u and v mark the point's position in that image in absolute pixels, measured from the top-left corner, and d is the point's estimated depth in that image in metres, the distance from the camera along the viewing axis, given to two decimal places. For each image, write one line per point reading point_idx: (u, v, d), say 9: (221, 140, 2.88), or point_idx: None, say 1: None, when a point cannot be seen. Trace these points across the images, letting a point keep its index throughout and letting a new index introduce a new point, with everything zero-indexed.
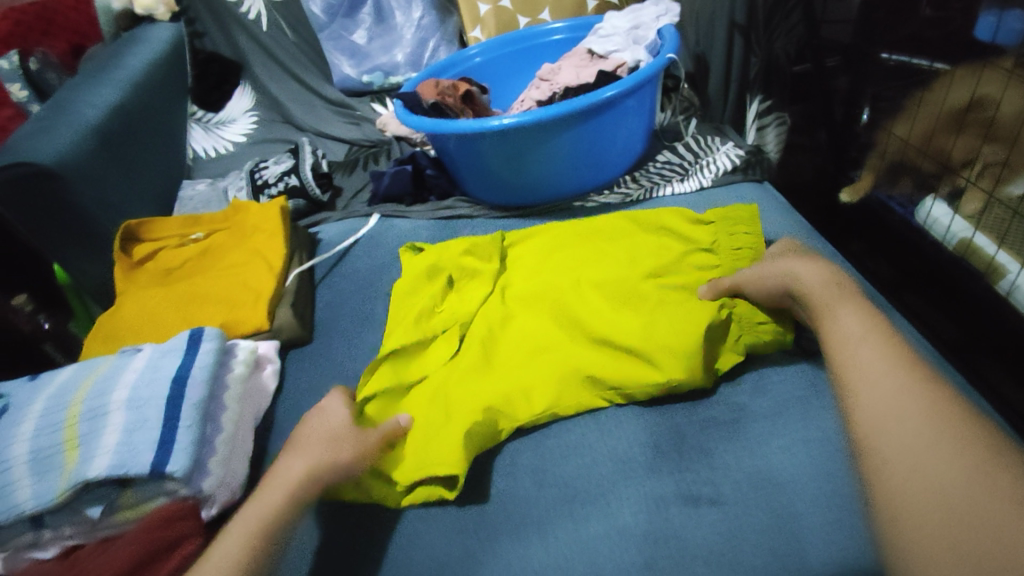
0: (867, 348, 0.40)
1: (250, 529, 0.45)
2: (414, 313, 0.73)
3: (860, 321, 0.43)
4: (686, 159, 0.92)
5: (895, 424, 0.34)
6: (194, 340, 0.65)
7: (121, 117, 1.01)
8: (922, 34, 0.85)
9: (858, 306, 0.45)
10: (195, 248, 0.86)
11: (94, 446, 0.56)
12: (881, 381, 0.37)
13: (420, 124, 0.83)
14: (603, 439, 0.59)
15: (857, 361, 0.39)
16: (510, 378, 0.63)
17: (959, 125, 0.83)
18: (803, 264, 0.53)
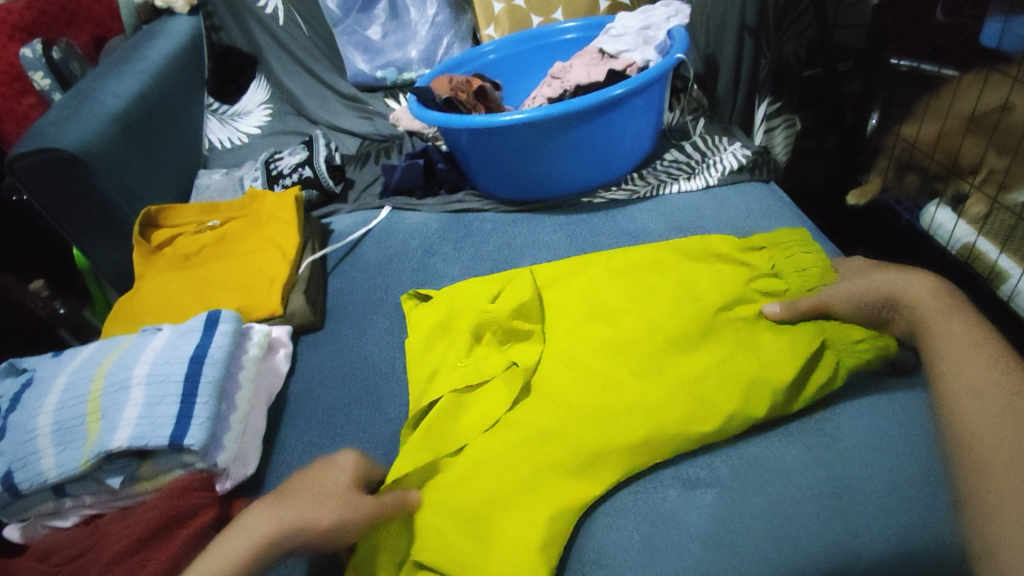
0: (977, 354, 0.48)
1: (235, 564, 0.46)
2: (442, 373, 0.67)
3: (967, 329, 0.50)
4: (692, 158, 0.94)
5: (999, 427, 0.43)
6: (211, 322, 0.67)
7: (142, 107, 1.03)
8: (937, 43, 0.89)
9: (969, 315, 0.51)
10: (210, 235, 0.88)
11: (115, 419, 0.58)
12: (991, 388, 0.45)
13: (434, 118, 0.85)
14: (663, 488, 0.56)
15: (971, 368, 0.47)
16: (581, 417, 0.59)
17: (964, 130, 0.85)
18: (909, 276, 0.58)
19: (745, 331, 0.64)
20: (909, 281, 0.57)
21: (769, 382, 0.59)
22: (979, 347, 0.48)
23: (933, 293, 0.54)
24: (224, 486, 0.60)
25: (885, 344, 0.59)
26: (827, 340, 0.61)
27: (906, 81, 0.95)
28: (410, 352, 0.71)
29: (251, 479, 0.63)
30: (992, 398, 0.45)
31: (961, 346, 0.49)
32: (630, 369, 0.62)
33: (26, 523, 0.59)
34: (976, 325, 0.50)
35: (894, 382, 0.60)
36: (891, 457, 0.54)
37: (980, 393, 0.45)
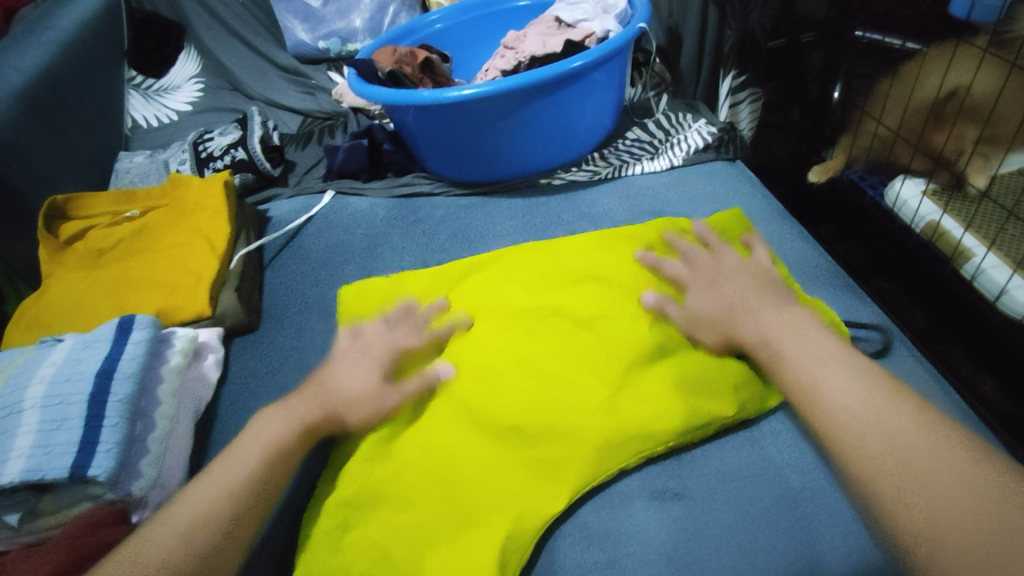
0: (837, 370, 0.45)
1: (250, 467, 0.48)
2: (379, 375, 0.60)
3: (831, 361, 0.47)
4: (657, 136, 0.88)
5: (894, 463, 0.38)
6: (124, 329, 0.59)
7: (48, 82, 0.92)
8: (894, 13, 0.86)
9: (828, 350, 0.48)
10: (128, 227, 0.78)
11: (5, 449, 0.50)
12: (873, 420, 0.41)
13: (376, 94, 0.77)
14: (627, 503, 0.51)
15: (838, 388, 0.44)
16: (530, 424, 0.54)
17: (932, 115, 0.84)
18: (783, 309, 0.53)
19: None
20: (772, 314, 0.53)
21: (723, 375, 0.55)
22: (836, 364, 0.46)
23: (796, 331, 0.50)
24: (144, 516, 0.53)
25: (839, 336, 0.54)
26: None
27: (870, 53, 0.91)
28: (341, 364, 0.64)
29: None
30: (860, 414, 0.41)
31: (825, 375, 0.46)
32: (578, 372, 0.58)
33: None
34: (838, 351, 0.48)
35: None
36: None
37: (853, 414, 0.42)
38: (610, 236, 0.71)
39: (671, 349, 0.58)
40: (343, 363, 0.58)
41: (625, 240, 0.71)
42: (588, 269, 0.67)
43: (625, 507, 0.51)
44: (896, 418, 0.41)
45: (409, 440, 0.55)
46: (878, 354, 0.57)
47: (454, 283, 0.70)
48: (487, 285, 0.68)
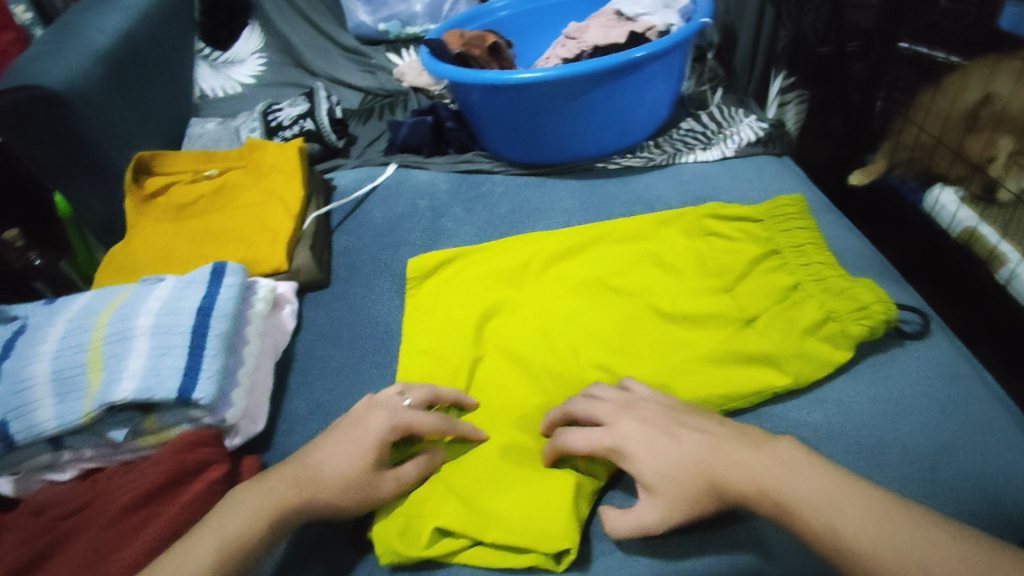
0: (755, 457, 0.43)
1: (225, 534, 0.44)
2: (450, 342, 0.65)
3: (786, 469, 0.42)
4: (709, 128, 0.92)
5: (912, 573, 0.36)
6: (217, 274, 0.64)
7: (129, 47, 0.96)
8: (941, 25, 0.88)
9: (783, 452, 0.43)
10: (208, 185, 0.84)
11: (117, 370, 0.56)
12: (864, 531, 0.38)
13: (446, 73, 0.81)
14: None
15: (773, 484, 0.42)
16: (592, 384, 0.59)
17: (969, 124, 0.86)
18: (692, 445, 0.45)
19: (749, 305, 0.62)
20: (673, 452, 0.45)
21: (776, 354, 0.58)
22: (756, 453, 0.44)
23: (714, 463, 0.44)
24: (233, 442, 0.59)
25: (890, 315, 0.56)
26: (830, 314, 0.58)
27: (908, 62, 0.93)
28: (409, 327, 0.69)
29: (259, 436, 0.62)
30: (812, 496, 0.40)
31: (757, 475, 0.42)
32: (638, 344, 0.62)
33: (18, 477, 0.57)
34: (758, 450, 0.44)
35: (909, 347, 0.60)
36: (906, 428, 0.54)
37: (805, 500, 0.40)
38: (664, 219, 0.75)
39: (723, 330, 0.61)
40: (327, 446, 0.50)
41: (677, 223, 0.74)
42: (645, 250, 0.71)
43: None
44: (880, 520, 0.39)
45: (481, 398, 0.60)
46: (918, 334, 0.61)
47: (512, 254, 0.74)
48: (546, 260, 0.72)
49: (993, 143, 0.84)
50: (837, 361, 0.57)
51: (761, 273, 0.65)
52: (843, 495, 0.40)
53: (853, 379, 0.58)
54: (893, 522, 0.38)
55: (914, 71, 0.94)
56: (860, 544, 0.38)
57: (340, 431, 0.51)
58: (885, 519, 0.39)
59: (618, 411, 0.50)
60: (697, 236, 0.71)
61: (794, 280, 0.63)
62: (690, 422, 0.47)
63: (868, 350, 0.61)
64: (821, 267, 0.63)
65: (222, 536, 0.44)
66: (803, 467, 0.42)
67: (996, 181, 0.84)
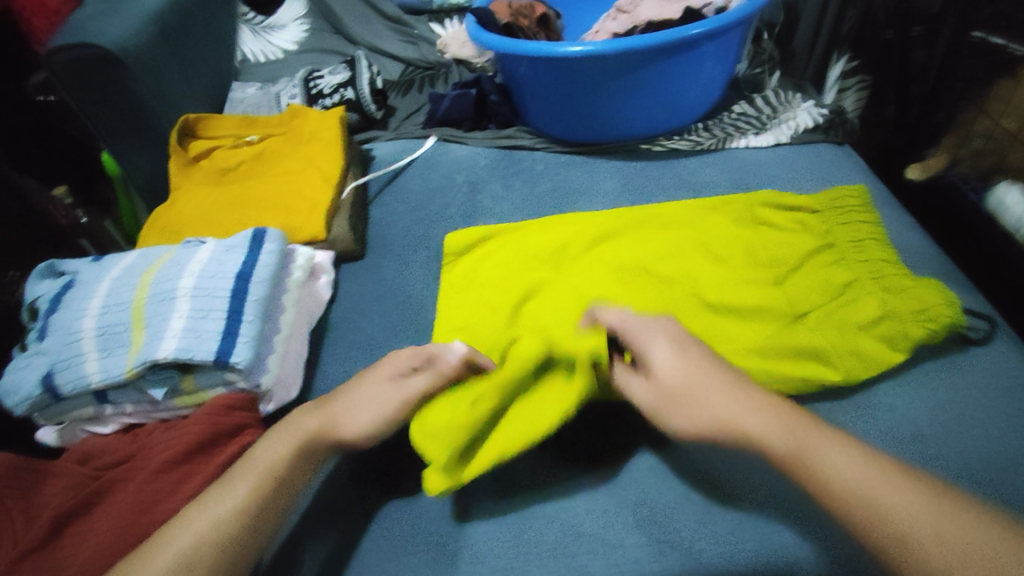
0: (790, 428, 0.41)
1: (263, 466, 0.46)
2: (485, 321, 0.64)
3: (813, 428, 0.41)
4: (763, 112, 0.88)
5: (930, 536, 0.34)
6: (257, 240, 0.64)
7: (178, 8, 0.96)
8: (1015, 15, 0.80)
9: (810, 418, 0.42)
10: (250, 151, 0.84)
11: (159, 329, 0.56)
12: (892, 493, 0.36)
13: (494, 44, 0.79)
14: None
15: (794, 444, 0.40)
16: None
17: None
18: (718, 391, 0.44)
19: (800, 300, 0.60)
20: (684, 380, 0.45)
21: (830, 351, 0.55)
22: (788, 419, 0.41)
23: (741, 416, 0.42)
24: (267, 408, 0.59)
25: (956, 319, 0.54)
26: (889, 312, 0.56)
27: (977, 52, 0.85)
28: (443, 303, 0.68)
29: (292, 404, 0.62)
30: (848, 473, 0.38)
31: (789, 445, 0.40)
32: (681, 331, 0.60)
33: (63, 426, 0.58)
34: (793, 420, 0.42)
35: (971, 353, 0.57)
36: (964, 439, 0.51)
37: (840, 475, 0.38)
38: (713, 205, 0.72)
39: (770, 322, 0.59)
40: (350, 385, 0.53)
41: (726, 211, 0.71)
42: (692, 236, 0.68)
43: None
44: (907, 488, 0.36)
45: None
46: (982, 340, 0.58)
47: (554, 234, 0.72)
48: (588, 241, 0.71)
49: None
50: (891, 362, 0.54)
51: (815, 267, 0.63)
52: (869, 460, 0.38)
53: (909, 383, 0.56)
54: (916, 495, 0.36)
55: (986, 61, 0.85)
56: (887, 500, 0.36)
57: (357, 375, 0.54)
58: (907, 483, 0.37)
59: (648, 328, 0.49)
60: (747, 225, 0.69)
61: (851, 276, 0.61)
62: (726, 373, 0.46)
63: (925, 355, 0.57)
64: (880, 264, 0.60)
65: (266, 464, 0.46)
66: (829, 434, 0.40)
67: None
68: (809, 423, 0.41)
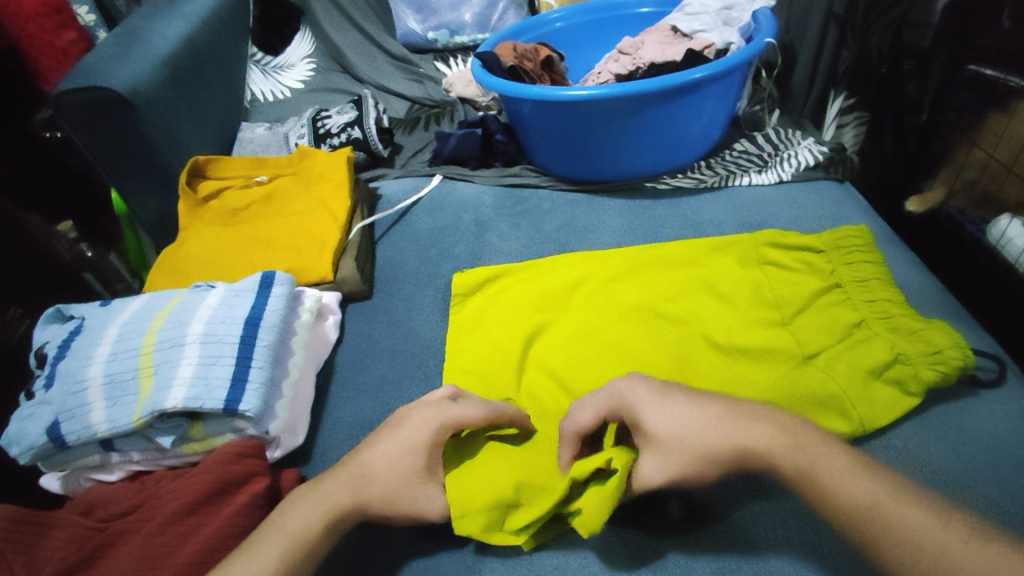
0: (867, 489, 0.39)
1: (292, 537, 0.44)
2: (495, 365, 0.64)
3: (784, 425, 0.44)
4: (765, 150, 0.90)
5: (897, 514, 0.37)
6: (266, 283, 0.65)
7: (189, 51, 0.98)
8: (1004, 46, 0.77)
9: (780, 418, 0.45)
10: (259, 191, 0.85)
11: (168, 377, 0.56)
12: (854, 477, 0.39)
13: (500, 87, 0.80)
14: None
15: (776, 441, 0.43)
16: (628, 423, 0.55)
17: None
18: (753, 427, 0.43)
19: (810, 342, 0.60)
20: (729, 433, 0.43)
21: (841, 395, 0.54)
22: (867, 479, 0.39)
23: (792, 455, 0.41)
24: (274, 455, 0.59)
25: (965, 361, 0.54)
26: (899, 355, 0.56)
27: (971, 85, 0.83)
28: (452, 347, 0.67)
29: (299, 449, 0.62)
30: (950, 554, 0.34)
31: (865, 505, 0.38)
32: (691, 375, 0.60)
33: (66, 474, 0.57)
34: (867, 475, 0.39)
35: (983, 396, 0.57)
36: (979, 485, 0.50)
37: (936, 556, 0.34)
38: (719, 245, 0.73)
39: (779, 365, 0.59)
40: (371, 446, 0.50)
41: (733, 250, 0.72)
42: (698, 277, 0.69)
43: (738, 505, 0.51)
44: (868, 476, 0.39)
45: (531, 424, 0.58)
46: (993, 383, 0.58)
47: (559, 277, 0.72)
48: (593, 282, 0.71)
49: None
50: (902, 406, 0.54)
51: (822, 308, 0.63)
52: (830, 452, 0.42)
53: (923, 427, 0.55)
54: (877, 479, 0.39)
55: (978, 94, 0.83)
56: (852, 489, 0.39)
57: (388, 432, 0.51)
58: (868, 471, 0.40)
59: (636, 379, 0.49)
60: (752, 265, 0.69)
61: (859, 317, 0.61)
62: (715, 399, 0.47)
63: (936, 397, 0.57)
64: (888, 305, 0.60)
65: (293, 530, 0.44)
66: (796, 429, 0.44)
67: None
68: (890, 487, 0.39)
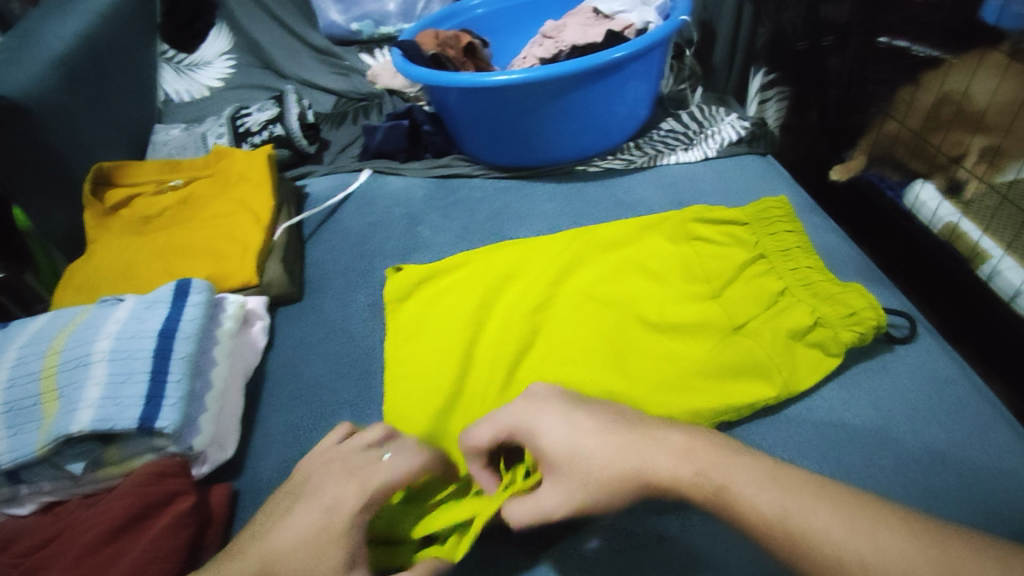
0: (776, 497, 0.36)
1: None
2: (433, 359, 0.63)
3: (680, 455, 0.39)
4: (690, 127, 0.92)
5: (811, 518, 0.35)
6: (181, 292, 0.61)
7: (89, 52, 0.91)
8: None
9: (676, 441, 0.40)
10: (173, 196, 0.81)
11: (75, 399, 0.53)
12: (765, 490, 0.36)
13: (422, 76, 0.78)
14: None
15: (666, 470, 0.39)
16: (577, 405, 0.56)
17: (941, 122, 0.84)
18: (657, 447, 0.40)
19: (737, 313, 0.61)
20: (629, 453, 0.40)
21: (767, 363, 0.56)
22: (774, 487, 0.37)
23: (695, 471, 0.38)
24: (201, 471, 0.56)
25: (880, 322, 0.56)
26: (821, 319, 0.58)
27: (888, 58, 0.88)
28: (391, 349, 0.65)
29: (229, 462, 0.59)
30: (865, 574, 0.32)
31: (776, 518, 0.35)
32: (628, 356, 0.60)
33: None
34: (774, 480, 0.37)
35: (899, 351, 0.60)
36: (901, 438, 0.53)
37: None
38: (650, 222, 0.73)
39: (709, 339, 0.60)
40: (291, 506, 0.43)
41: (662, 228, 0.72)
42: (630, 257, 0.70)
43: None
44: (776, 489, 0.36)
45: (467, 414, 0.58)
46: (908, 338, 0.60)
47: (492, 268, 0.71)
48: (525, 273, 0.70)
49: (962, 141, 0.82)
50: (826, 366, 0.57)
51: (748, 278, 0.64)
52: (735, 469, 0.38)
53: (845, 386, 0.57)
54: (782, 479, 0.37)
55: None
56: (765, 509, 0.36)
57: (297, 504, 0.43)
58: (776, 479, 0.37)
59: (536, 405, 0.45)
60: (681, 241, 0.70)
61: (782, 285, 0.62)
62: (592, 410, 0.44)
63: (854, 356, 0.60)
64: (809, 272, 0.62)
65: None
66: (694, 451, 0.39)
67: (962, 180, 0.82)
68: (798, 491, 0.36)
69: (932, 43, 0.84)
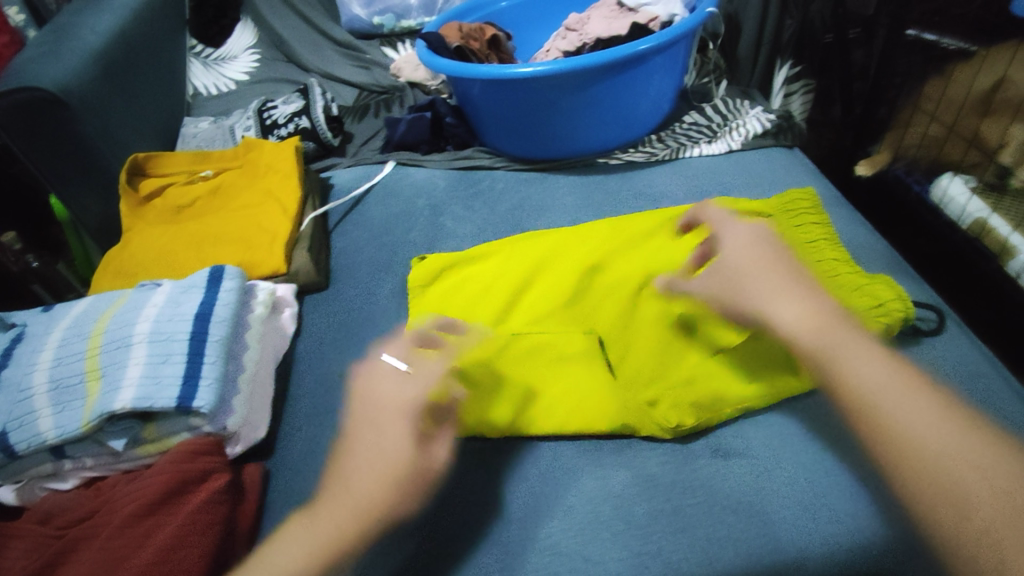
0: (896, 392, 0.39)
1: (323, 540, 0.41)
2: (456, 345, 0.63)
3: (864, 357, 0.41)
4: (714, 121, 0.92)
5: (963, 454, 0.36)
6: (215, 278, 0.63)
7: (123, 45, 0.94)
8: (949, 10, 0.79)
9: (865, 350, 0.42)
10: (205, 187, 0.83)
11: (117, 378, 0.55)
12: (924, 416, 0.38)
13: (447, 68, 0.79)
14: (695, 471, 0.53)
15: (860, 371, 0.40)
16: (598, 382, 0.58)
17: (986, 108, 0.78)
18: (795, 298, 0.46)
19: None
20: (786, 305, 0.46)
21: None
22: (935, 413, 0.38)
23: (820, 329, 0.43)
24: (234, 450, 0.58)
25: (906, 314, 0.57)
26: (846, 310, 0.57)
27: (913, 49, 0.85)
28: (411, 337, 0.66)
29: (260, 443, 0.61)
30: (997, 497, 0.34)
31: (926, 442, 0.36)
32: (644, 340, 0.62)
33: (20, 485, 0.55)
34: (944, 416, 0.37)
35: (925, 344, 0.60)
36: None
37: (970, 489, 0.34)
38: (672, 214, 0.74)
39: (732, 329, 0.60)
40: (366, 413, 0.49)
41: None
42: (654, 250, 0.70)
43: (698, 473, 0.53)
44: (952, 425, 0.37)
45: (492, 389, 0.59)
46: (935, 331, 0.60)
47: (516, 259, 0.72)
48: (550, 262, 0.71)
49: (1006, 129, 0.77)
50: None
51: None
52: (903, 391, 0.39)
53: None
54: (949, 419, 0.37)
55: (921, 57, 0.85)
56: (914, 434, 0.37)
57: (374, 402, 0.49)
58: (948, 421, 0.37)
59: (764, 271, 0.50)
60: (704, 232, 0.70)
61: None
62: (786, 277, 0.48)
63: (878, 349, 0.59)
64: (834, 263, 0.62)
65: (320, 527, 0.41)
66: (855, 351, 0.42)
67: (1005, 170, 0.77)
68: (960, 427, 0.37)
69: (958, 36, 0.79)
